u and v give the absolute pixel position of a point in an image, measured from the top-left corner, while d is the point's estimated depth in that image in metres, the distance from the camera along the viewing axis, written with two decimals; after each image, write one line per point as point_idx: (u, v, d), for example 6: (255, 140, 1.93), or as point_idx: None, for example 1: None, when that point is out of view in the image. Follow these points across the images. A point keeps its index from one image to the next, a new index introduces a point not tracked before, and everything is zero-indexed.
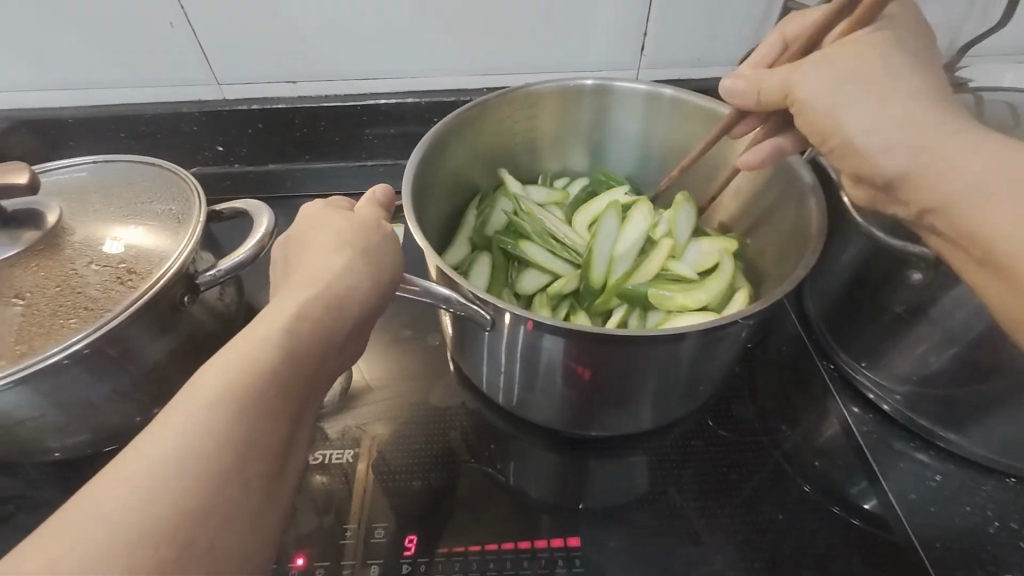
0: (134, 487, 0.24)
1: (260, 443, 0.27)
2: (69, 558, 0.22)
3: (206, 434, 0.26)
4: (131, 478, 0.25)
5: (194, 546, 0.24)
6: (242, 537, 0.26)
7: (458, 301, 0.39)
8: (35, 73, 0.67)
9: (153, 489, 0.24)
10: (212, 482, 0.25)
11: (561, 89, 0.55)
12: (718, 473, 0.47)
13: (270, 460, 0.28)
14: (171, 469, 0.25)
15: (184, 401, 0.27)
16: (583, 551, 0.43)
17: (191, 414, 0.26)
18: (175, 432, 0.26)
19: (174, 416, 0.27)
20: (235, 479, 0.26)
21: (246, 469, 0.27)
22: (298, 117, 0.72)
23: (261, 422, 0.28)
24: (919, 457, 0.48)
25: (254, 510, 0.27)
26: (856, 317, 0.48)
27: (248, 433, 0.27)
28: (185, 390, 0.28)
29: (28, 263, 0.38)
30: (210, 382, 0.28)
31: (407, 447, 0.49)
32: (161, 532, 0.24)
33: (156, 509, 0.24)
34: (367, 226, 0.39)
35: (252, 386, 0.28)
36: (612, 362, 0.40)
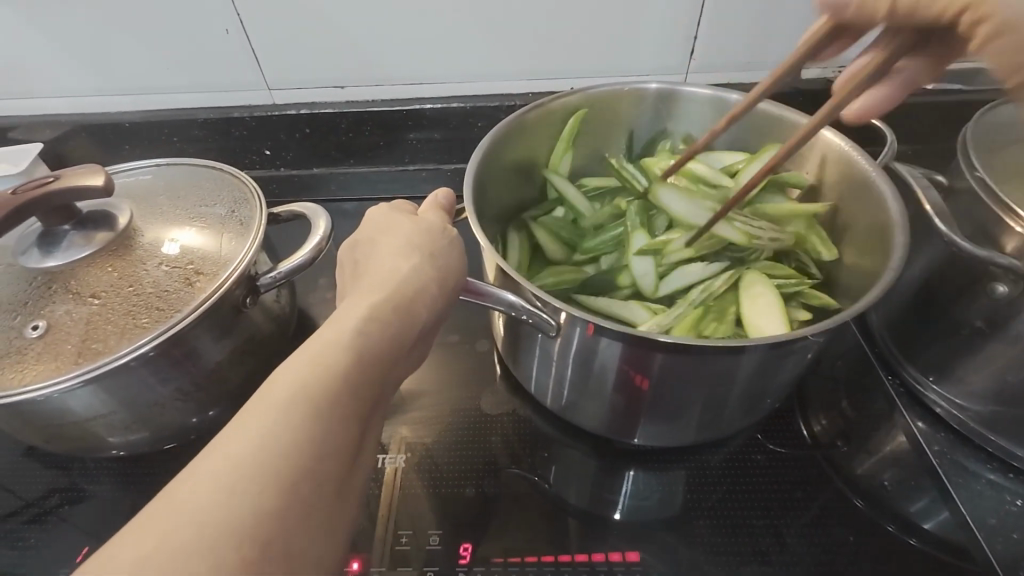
0: (214, 489, 0.24)
1: (331, 450, 0.27)
2: (153, 562, 0.22)
3: (283, 437, 0.26)
4: (219, 480, 0.25)
5: (274, 552, 0.24)
6: (315, 546, 0.26)
7: (522, 307, 0.38)
8: (95, 79, 0.69)
9: (237, 495, 0.24)
10: (287, 487, 0.25)
11: (617, 92, 0.54)
12: (780, 490, 0.45)
13: (340, 467, 0.27)
14: (250, 471, 0.25)
15: (264, 404, 0.27)
16: (643, 566, 0.42)
17: (269, 416, 0.27)
18: (250, 434, 0.26)
19: (250, 418, 0.27)
20: (308, 485, 0.26)
21: (319, 475, 0.26)
22: (344, 122, 0.72)
23: (332, 426, 0.28)
24: (997, 480, 0.45)
25: (325, 516, 0.27)
26: (928, 331, 0.47)
27: (326, 439, 0.27)
28: (263, 393, 0.28)
29: (102, 264, 0.39)
30: (288, 386, 0.28)
31: (456, 452, 0.49)
32: (246, 536, 0.24)
33: (235, 512, 0.24)
34: (432, 228, 0.39)
35: (328, 390, 0.28)
36: (676, 373, 0.39)
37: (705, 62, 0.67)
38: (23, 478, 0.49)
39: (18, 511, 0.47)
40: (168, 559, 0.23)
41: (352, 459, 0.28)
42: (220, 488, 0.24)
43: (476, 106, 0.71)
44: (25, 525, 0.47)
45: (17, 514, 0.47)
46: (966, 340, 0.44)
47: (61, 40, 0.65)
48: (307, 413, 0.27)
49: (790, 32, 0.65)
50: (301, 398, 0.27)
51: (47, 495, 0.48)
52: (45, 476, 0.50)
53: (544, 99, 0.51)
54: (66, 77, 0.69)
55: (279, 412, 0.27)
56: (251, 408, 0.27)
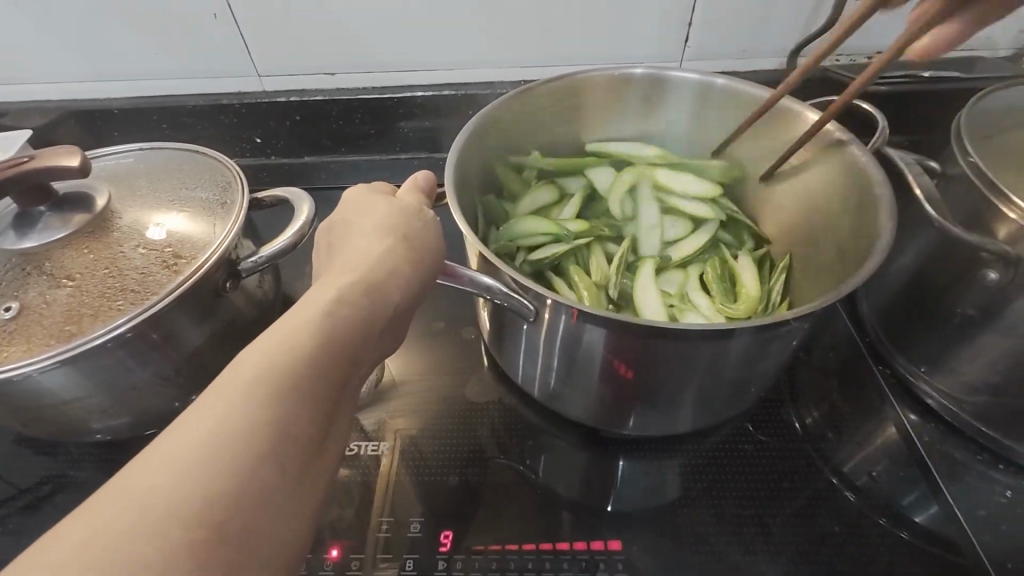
0: (177, 464, 0.24)
1: (296, 431, 0.27)
2: (110, 530, 0.23)
3: (246, 413, 0.26)
4: (178, 457, 0.25)
5: (230, 532, 0.24)
6: (276, 521, 0.26)
7: (500, 291, 0.38)
8: (84, 65, 0.68)
9: (197, 472, 0.24)
10: (242, 465, 0.25)
11: (607, 77, 0.53)
12: (765, 480, 0.45)
13: (303, 446, 0.28)
14: (211, 447, 0.25)
15: (229, 382, 0.27)
16: (625, 555, 0.42)
17: (237, 396, 0.27)
18: (218, 410, 0.26)
19: (219, 397, 0.27)
20: (270, 462, 0.26)
21: (282, 456, 0.27)
22: (335, 109, 0.72)
23: (298, 408, 0.28)
24: (988, 472, 0.45)
25: (288, 495, 0.27)
26: (921, 321, 0.46)
27: (290, 420, 0.27)
28: (229, 370, 0.28)
29: (78, 245, 0.38)
30: (254, 364, 0.28)
31: (441, 441, 0.49)
32: (203, 512, 0.24)
33: (191, 487, 0.24)
34: (408, 209, 0.38)
35: (294, 367, 0.28)
36: (657, 359, 0.39)
37: (698, 48, 0.66)
38: (7, 463, 0.49)
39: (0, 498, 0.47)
40: (124, 531, 0.23)
41: (315, 437, 0.28)
42: (184, 465, 0.24)
43: (468, 93, 0.70)
44: (8, 511, 0.46)
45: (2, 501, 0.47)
46: (957, 329, 0.43)
47: (47, 23, 0.64)
48: (274, 395, 0.27)
49: (785, 19, 0.63)
50: (266, 378, 0.27)
51: (26, 482, 0.48)
52: (30, 462, 0.49)
53: (530, 83, 0.50)
54: (55, 63, 0.68)
55: (243, 390, 0.27)
56: (219, 384, 0.27)
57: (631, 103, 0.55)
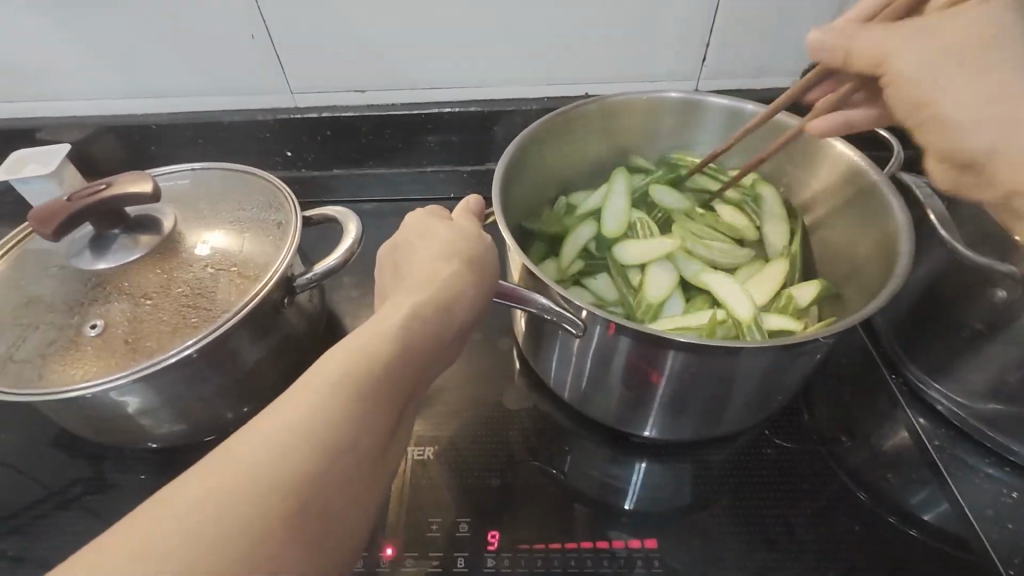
0: (264, 453, 0.27)
1: (368, 430, 0.30)
2: (205, 502, 0.26)
3: (331, 406, 0.29)
4: (271, 439, 0.28)
5: (309, 509, 0.27)
6: (348, 504, 0.29)
7: (552, 309, 0.40)
8: (123, 82, 0.71)
9: (286, 453, 0.27)
10: (325, 452, 0.28)
11: (642, 100, 0.56)
12: (790, 482, 0.48)
13: (374, 444, 0.30)
14: (298, 432, 0.28)
15: (314, 377, 0.30)
16: (660, 553, 0.45)
17: (314, 397, 0.29)
18: (298, 407, 0.29)
19: (303, 388, 0.30)
20: (345, 457, 0.29)
21: (356, 446, 0.29)
22: (365, 125, 0.74)
23: (367, 408, 0.30)
24: (995, 473, 0.48)
25: (358, 480, 0.29)
26: (931, 333, 0.49)
27: (366, 416, 0.30)
28: (315, 366, 0.31)
29: (151, 266, 0.41)
30: (336, 363, 0.31)
31: (480, 445, 0.51)
32: (289, 489, 0.27)
33: (281, 466, 0.27)
34: (466, 235, 0.41)
35: (371, 370, 0.31)
36: (693, 371, 0.41)
37: (716, 67, 0.69)
38: (65, 467, 0.52)
39: (59, 500, 0.49)
40: (218, 514, 0.25)
41: (385, 435, 0.31)
42: (269, 458, 0.27)
43: (493, 110, 0.73)
44: (67, 511, 0.49)
45: (61, 503, 0.49)
46: (967, 341, 0.46)
47: (91, 43, 0.67)
48: (347, 398, 0.30)
49: (799, 41, 0.66)
50: (346, 376, 0.30)
51: (83, 486, 0.50)
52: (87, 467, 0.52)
53: (565, 106, 0.53)
54: (95, 80, 0.71)
55: (326, 384, 0.30)
56: (308, 378, 0.31)
57: (663, 125, 0.58)
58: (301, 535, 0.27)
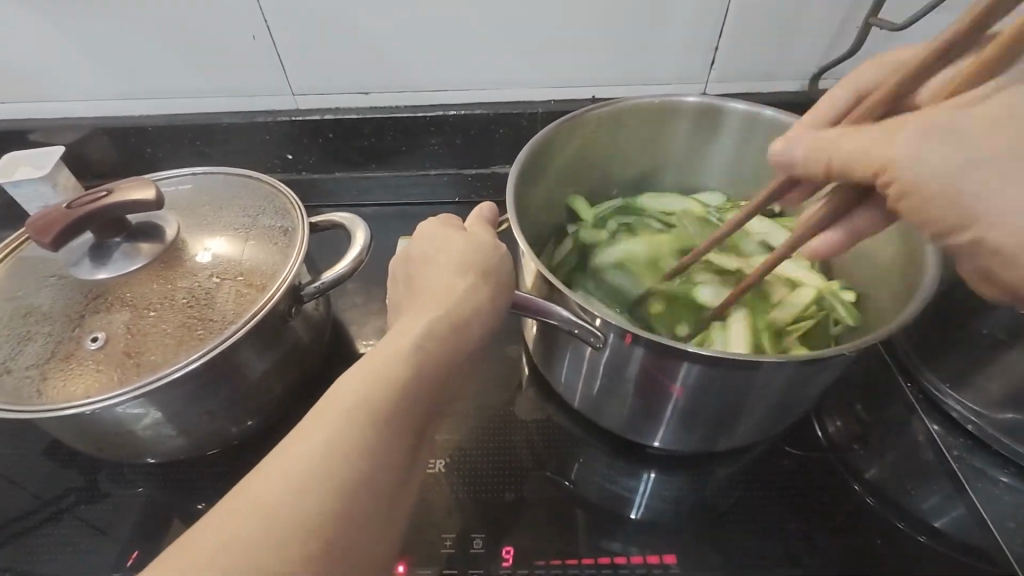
0: (285, 487, 0.27)
1: (388, 452, 0.29)
2: (228, 542, 0.25)
3: (350, 437, 0.28)
4: (289, 474, 0.27)
5: (333, 545, 0.27)
6: (371, 535, 0.28)
7: (569, 320, 0.39)
8: (118, 83, 0.69)
9: (307, 488, 0.27)
10: (348, 486, 0.28)
11: (658, 105, 0.55)
12: (809, 495, 0.47)
13: (395, 468, 0.29)
14: (319, 466, 0.27)
15: (332, 407, 0.30)
16: (679, 568, 0.43)
17: (333, 421, 0.29)
18: (319, 432, 0.29)
19: (321, 420, 0.29)
20: (366, 482, 0.28)
21: (377, 476, 0.29)
22: (367, 127, 0.73)
23: (387, 436, 0.29)
24: (1013, 483, 0.47)
25: (380, 510, 0.29)
26: (949, 341, 0.48)
27: (386, 443, 0.29)
28: (331, 395, 0.30)
29: (155, 277, 0.40)
30: (352, 391, 0.30)
31: (491, 457, 0.50)
32: (311, 526, 0.26)
33: (303, 502, 0.27)
34: (482, 244, 0.39)
35: (388, 396, 0.30)
36: (715, 383, 0.40)
37: (725, 70, 0.68)
38: (60, 480, 0.50)
39: (52, 514, 0.47)
40: (244, 548, 0.25)
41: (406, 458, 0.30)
42: (292, 487, 0.27)
43: (498, 113, 0.72)
44: (63, 527, 0.47)
45: (56, 518, 0.47)
46: None
47: (85, 43, 0.65)
48: (368, 419, 0.29)
49: (808, 45, 0.66)
50: (363, 404, 0.29)
51: (87, 499, 0.48)
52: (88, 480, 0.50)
53: (578, 111, 0.52)
54: (90, 81, 0.69)
55: (344, 414, 0.29)
56: (325, 407, 0.30)
57: (679, 131, 0.57)
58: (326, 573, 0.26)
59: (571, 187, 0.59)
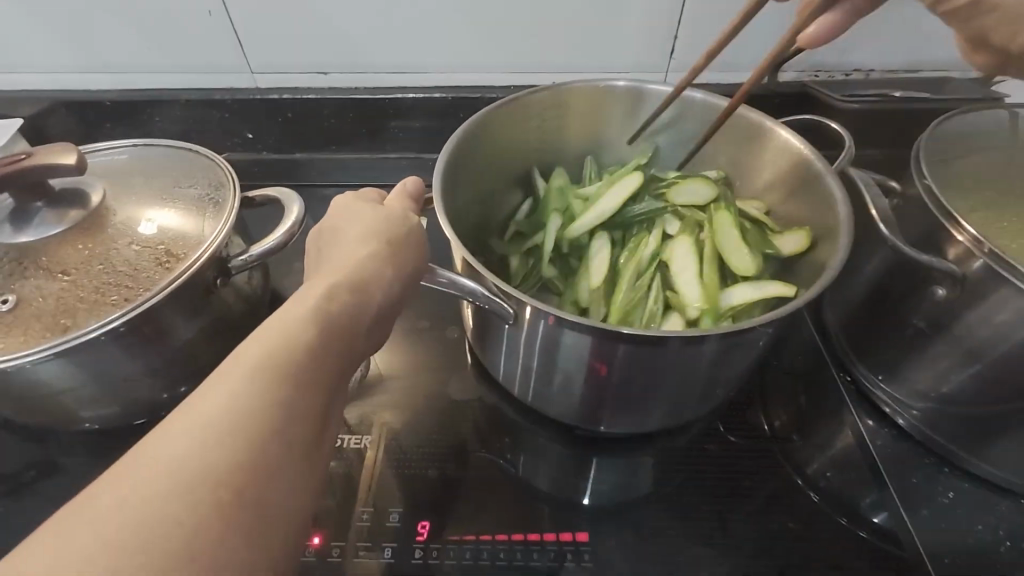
0: (189, 441, 0.26)
1: (288, 419, 0.28)
2: (128, 497, 0.24)
3: (259, 391, 0.28)
4: (193, 429, 0.26)
5: (246, 495, 0.26)
6: (285, 488, 0.28)
7: (483, 295, 0.40)
8: (78, 55, 0.69)
9: (211, 442, 0.26)
10: (260, 437, 0.27)
11: (597, 90, 0.55)
12: (730, 479, 0.47)
13: (308, 423, 0.29)
14: (223, 420, 0.27)
15: (236, 366, 0.29)
16: (592, 546, 0.44)
17: (235, 378, 0.28)
18: (213, 393, 0.28)
19: (224, 379, 0.28)
20: (278, 436, 0.28)
21: (291, 430, 0.28)
22: (327, 108, 0.73)
23: (294, 391, 0.29)
24: (935, 474, 0.48)
25: (297, 464, 0.28)
26: (877, 331, 0.49)
27: (295, 397, 0.29)
28: (235, 356, 0.30)
29: (73, 242, 0.40)
30: (256, 351, 0.30)
31: (423, 436, 0.50)
32: (219, 476, 0.25)
33: (216, 454, 0.26)
34: (396, 218, 0.40)
35: (292, 357, 0.30)
36: (632, 363, 0.41)
37: (683, 61, 0.68)
38: None
39: None
40: (147, 504, 0.24)
41: (317, 415, 0.30)
42: (197, 440, 0.26)
43: (458, 97, 0.71)
44: None
45: None
46: (911, 340, 0.46)
47: (42, 15, 0.65)
48: (276, 375, 0.29)
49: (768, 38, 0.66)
50: (266, 362, 0.29)
51: (21, 468, 0.48)
52: (24, 449, 0.50)
53: (516, 94, 0.52)
54: (49, 52, 0.68)
55: (246, 372, 0.29)
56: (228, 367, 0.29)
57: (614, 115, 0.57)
58: (245, 524, 0.26)
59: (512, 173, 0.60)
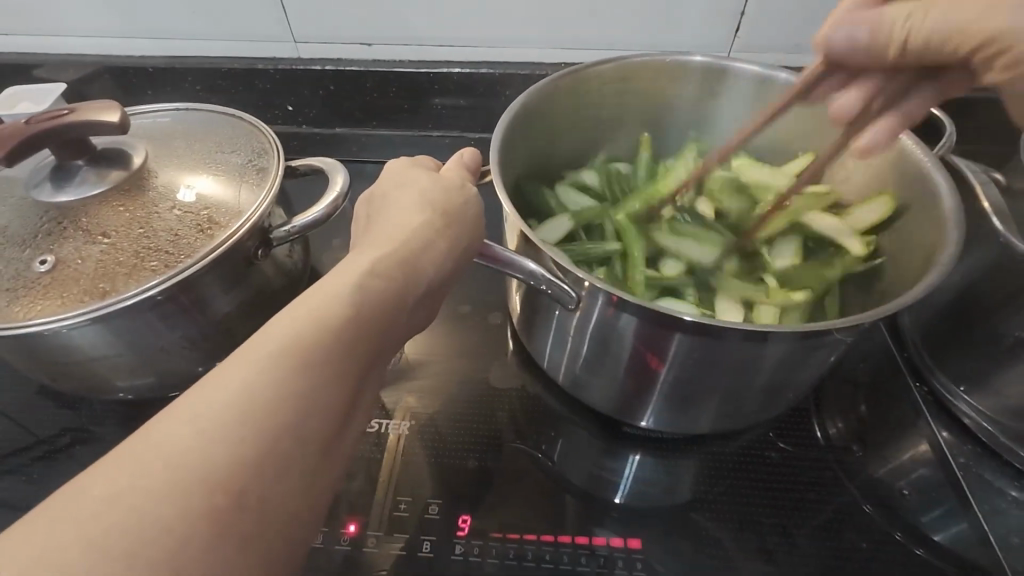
0: (192, 433, 0.24)
1: (301, 418, 0.26)
2: (125, 488, 0.23)
3: (273, 384, 0.26)
4: (198, 420, 0.24)
5: (248, 498, 0.24)
6: (292, 491, 0.25)
7: (543, 276, 0.36)
8: (123, 20, 0.67)
9: (214, 439, 0.24)
10: (270, 434, 0.25)
11: (664, 63, 0.52)
12: (793, 490, 0.44)
13: (324, 420, 0.27)
14: (230, 414, 0.24)
15: (255, 349, 0.27)
16: (645, 554, 0.41)
17: (252, 365, 0.26)
18: (220, 383, 0.25)
19: (238, 363, 0.26)
20: (290, 435, 0.25)
21: (301, 429, 0.26)
22: (370, 81, 0.70)
23: (313, 382, 0.27)
24: (1022, 497, 0.43)
25: (307, 464, 0.26)
26: (963, 338, 0.44)
27: (312, 391, 0.26)
28: (256, 336, 0.27)
29: (112, 204, 0.38)
30: (278, 334, 0.27)
31: (463, 425, 0.48)
32: (219, 477, 0.23)
33: (216, 452, 0.24)
34: (453, 186, 0.38)
35: (316, 345, 0.27)
36: (700, 358, 0.38)
37: (751, 40, 0.63)
38: (30, 414, 0.49)
39: (17, 445, 0.47)
40: (140, 498, 0.22)
41: (339, 410, 0.27)
42: (200, 432, 0.24)
43: (506, 73, 0.68)
44: (25, 458, 0.46)
45: (22, 449, 0.47)
46: (1005, 353, 0.42)
47: None
48: (294, 364, 0.26)
49: None
50: (286, 348, 0.26)
51: (55, 434, 0.48)
52: (59, 415, 0.49)
53: (579, 65, 0.49)
54: (95, 16, 0.67)
55: (262, 359, 0.26)
56: (244, 350, 0.27)
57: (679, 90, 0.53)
58: (240, 530, 0.24)
59: (567, 150, 0.57)
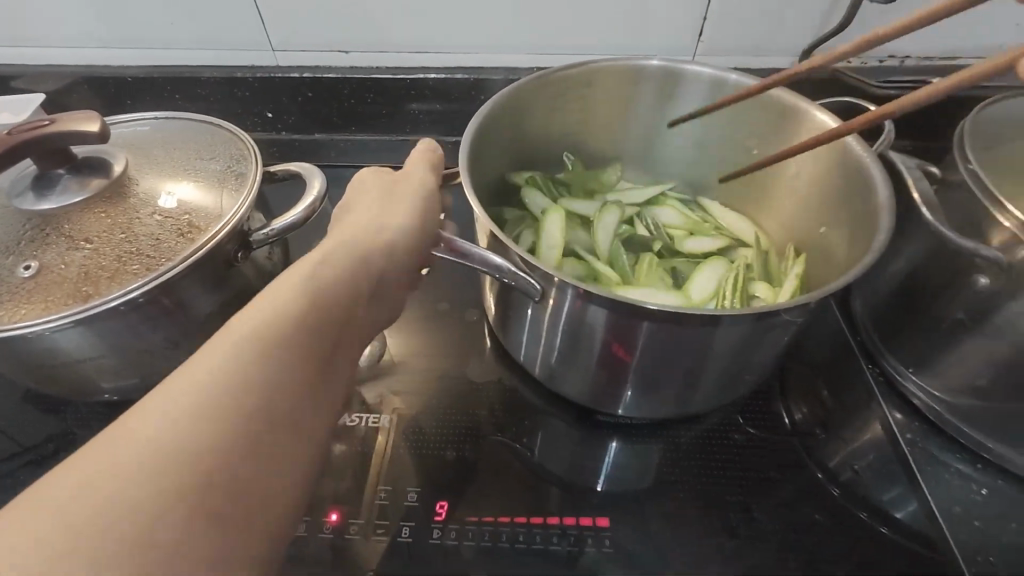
0: (163, 424, 0.24)
1: (272, 397, 0.27)
2: (97, 485, 0.22)
3: (240, 366, 0.26)
4: (166, 410, 0.25)
5: (222, 478, 0.24)
6: (273, 474, 0.26)
7: (509, 271, 0.39)
8: (102, 29, 0.68)
9: (185, 424, 0.24)
10: (238, 414, 0.25)
11: (623, 68, 0.54)
12: (756, 471, 0.46)
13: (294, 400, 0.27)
14: (199, 399, 0.25)
15: (221, 339, 0.27)
16: (613, 532, 0.43)
17: (220, 355, 0.27)
18: (184, 375, 0.26)
19: (207, 354, 0.27)
20: (262, 415, 0.26)
21: (272, 407, 0.27)
22: (348, 87, 0.72)
23: (279, 364, 0.27)
24: (965, 470, 0.46)
25: (283, 445, 0.27)
26: (910, 322, 0.47)
27: (278, 371, 0.27)
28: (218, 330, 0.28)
29: (94, 210, 0.40)
30: (242, 324, 0.28)
31: (441, 417, 0.50)
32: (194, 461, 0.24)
33: (187, 438, 0.24)
34: (415, 184, 0.42)
35: (283, 331, 0.28)
36: (659, 344, 0.40)
37: (713, 44, 0.66)
38: (16, 419, 0.50)
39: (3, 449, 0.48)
40: (113, 490, 0.22)
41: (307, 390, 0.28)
42: (173, 421, 0.24)
43: (480, 78, 0.70)
44: (11, 462, 0.47)
45: (8, 453, 0.48)
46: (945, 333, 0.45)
47: None
48: (261, 349, 0.27)
49: (804, 21, 0.63)
50: (254, 335, 0.27)
51: (41, 438, 0.49)
52: (44, 420, 0.50)
53: (544, 70, 0.51)
54: (73, 27, 0.68)
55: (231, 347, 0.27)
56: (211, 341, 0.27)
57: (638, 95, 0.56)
58: (217, 512, 0.24)
59: (531, 151, 0.59)
